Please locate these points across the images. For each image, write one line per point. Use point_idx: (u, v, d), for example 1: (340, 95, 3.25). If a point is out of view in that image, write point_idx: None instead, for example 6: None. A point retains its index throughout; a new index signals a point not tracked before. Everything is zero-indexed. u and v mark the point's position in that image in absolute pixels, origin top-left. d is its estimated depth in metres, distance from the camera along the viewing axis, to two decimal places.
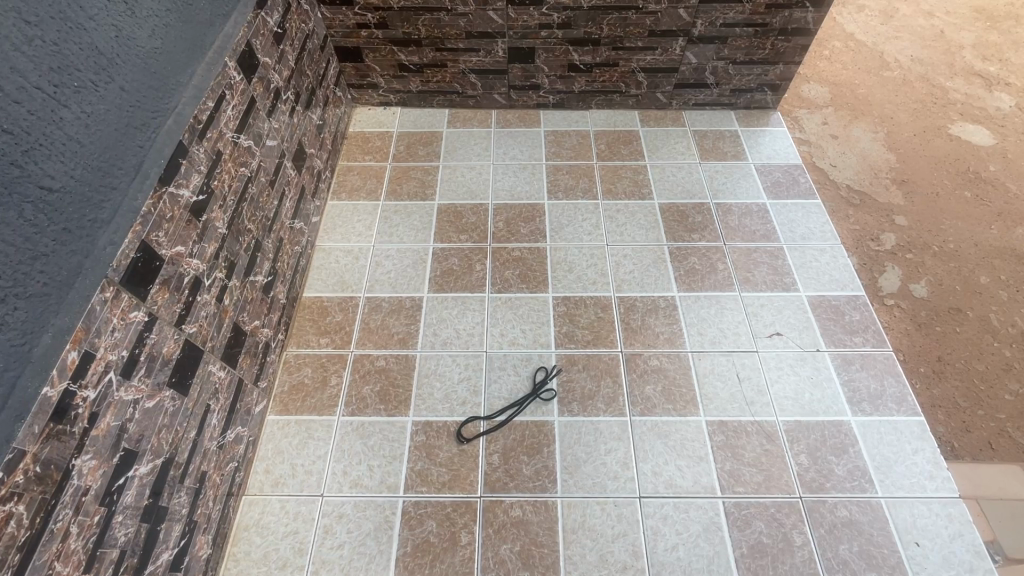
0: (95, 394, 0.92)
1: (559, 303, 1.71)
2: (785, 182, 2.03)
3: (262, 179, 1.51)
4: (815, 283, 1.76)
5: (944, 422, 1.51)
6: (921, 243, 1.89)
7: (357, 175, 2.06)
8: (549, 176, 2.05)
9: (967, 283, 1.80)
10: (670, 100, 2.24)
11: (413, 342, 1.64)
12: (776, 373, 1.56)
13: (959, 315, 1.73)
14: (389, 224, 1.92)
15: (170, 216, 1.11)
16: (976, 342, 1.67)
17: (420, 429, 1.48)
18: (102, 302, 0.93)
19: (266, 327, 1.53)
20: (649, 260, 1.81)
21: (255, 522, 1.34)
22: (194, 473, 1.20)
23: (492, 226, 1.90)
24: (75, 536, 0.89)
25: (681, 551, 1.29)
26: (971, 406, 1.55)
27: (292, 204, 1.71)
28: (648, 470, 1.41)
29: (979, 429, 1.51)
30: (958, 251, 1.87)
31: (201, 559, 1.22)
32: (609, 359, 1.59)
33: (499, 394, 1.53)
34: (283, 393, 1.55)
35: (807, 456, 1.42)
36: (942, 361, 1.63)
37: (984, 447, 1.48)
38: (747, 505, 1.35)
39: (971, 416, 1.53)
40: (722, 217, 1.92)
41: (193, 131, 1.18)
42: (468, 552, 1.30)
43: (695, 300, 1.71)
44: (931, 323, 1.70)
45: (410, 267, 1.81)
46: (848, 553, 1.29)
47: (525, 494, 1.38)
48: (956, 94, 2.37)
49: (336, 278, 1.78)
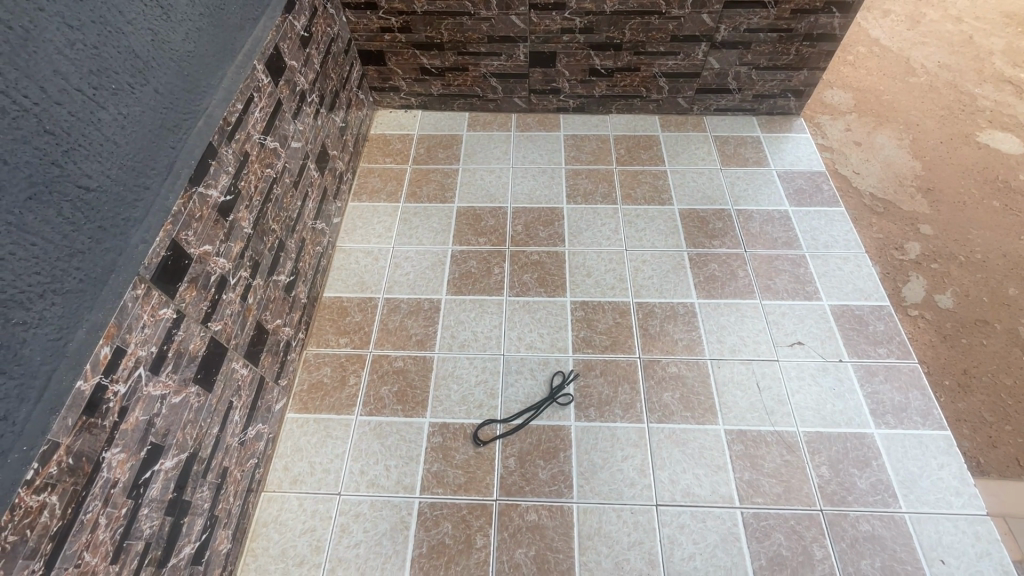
0: (125, 389, 0.95)
1: (576, 308, 1.71)
2: (808, 189, 2.00)
3: (286, 180, 1.54)
4: (838, 292, 1.73)
5: (970, 437, 1.47)
6: (947, 253, 1.85)
7: (377, 177, 2.08)
8: (568, 180, 2.05)
9: (994, 294, 1.76)
10: (691, 105, 2.22)
11: (430, 344, 1.65)
12: (797, 382, 1.54)
13: (986, 327, 1.69)
14: (408, 226, 1.93)
15: (199, 216, 1.13)
16: (1004, 355, 1.63)
17: (436, 430, 1.49)
18: (134, 300, 0.95)
19: (287, 326, 1.54)
20: (668, 266, 1.80)
21: (273, 519, 1.36)
22: (216, 469, 1.22)
23: (511, 230, 1.90)
24: (103, 528, 0.91)
25: (698, 561, 1.28)
26: (997, 420, 1.51)
27: (314, 205, 1.73)
28: (665, 478, 1.39)
29: (1007, 445, 1.47)
30: (985, 262, 1.83)
31: (221, 553, 1.24)
32: (626, 365, 1.58)
33: (515, 398, 1.54)
34: (302, 391, 1.57)
35: (828, 468, 1.40)
36: (969, 374, 1.59)
37: (1011, 463, 1.44)
38: (766, 516, 1.33)
39: (998, 431, 1.49)
40: (743, 224, 1.90)
41: (222, 133, 1.21)
42: (483, 555, 1.30)
43: (714, 307, 1.70)
44: (956, 335, 1.66)
45: (428, 269, 1.82)
46: (870, 568, 1.26)
47: (540, 499, 1.37)
48: (985, 101, 2.32)
49: (356, 279, 1.80)
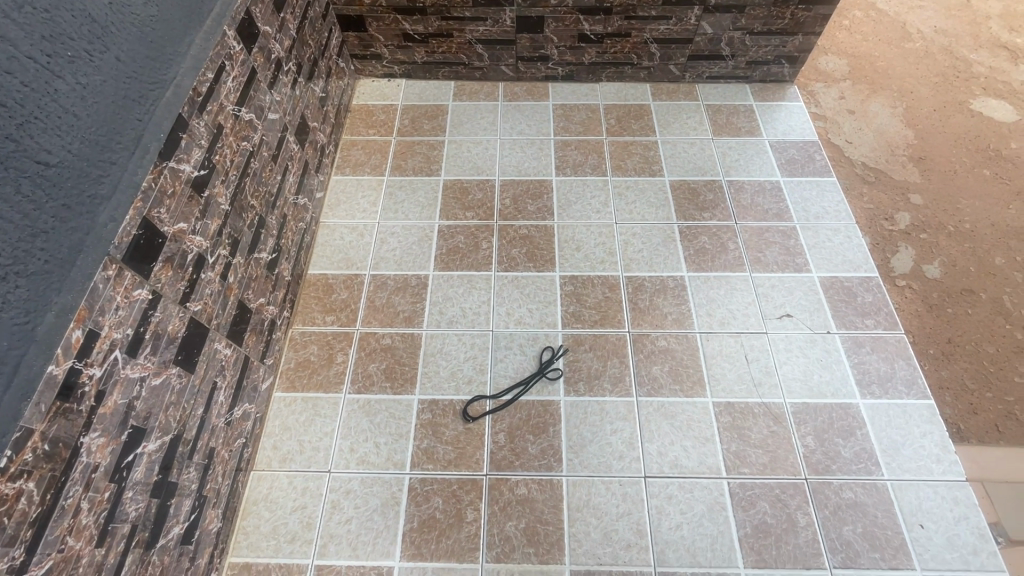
0: (101, 372, 0.92)
1: (566, 282, 1.69)
2: (800, 159, 1.97)
3: (264, 154, 1.48)
4: (827, 263, 1.72)
5: (952, 404, 1.49)
6: (937, 223, 1.85)
7: (361, 149, 2.02)
8: (557, 151, 2.00)
9: (980, 264, 1.76)
10: (683, 72, 2.16)
11: (418, 321, 1.63)
12: (785, 354, 1.54)
13: (972, 296, 1.69)
14: (393, 200, 1.89)
15: (172, 192, 1.09)
16: (987, 324, 1.64)
17: (425, 407, 1.48)
18: (105, 280, 0.92)
19: (271, 305, 1.52)
20: (658, 239, 1.78)
21: (264, 497, 1.36)
22: (202, 450, 1.20)
23: (499, 203, 1.87)
24: (86, 512, 0.90)
25: (685, 530, 1.30)
26: (979, 387, 1.53)
27: (295, 179, 1.68)
28: (654, 450, 1.41)
29: (987, 412, 1.49)
30: (973, 232, 1.83)
31: (212, 532, 1.24)
32: (615, 339, 1.58)
33: (505, 374, 1.53)
34: (290, 370, 1.55)
35: (813, 438, 1.41)
36: (953, 342, 1.60)
37: (990, 429, 1.46)
38: (752, 485, 1.35)
39: (978, 398, 1.51)
40: (734, 195, 1.87)
41: (193, 104, 1.15)
42: (474, 529, 1.31)
43: (704, 279, 1.68)
44: (942, 305, 1.67)
45: (415, 244, 1.78)
46: (851, 534, 1.29)
47: (530, 473, 1.38)
48: (980, 67, 2.28)
49: (341, 255, 1.77)
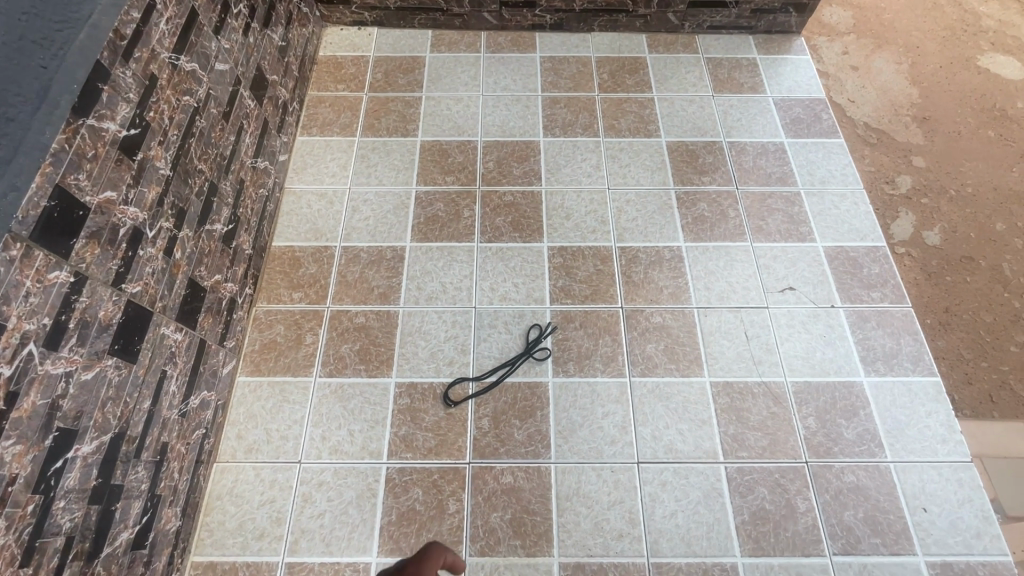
0: (11, 371, 0.78)
1: (554, 254, 1.56)
2: (806, 118, 1.83)
3: (212, 111, 1.30)
4: (833, 232, 1.61)
5: (947, 375, 1.42)
6: (938, 186, 1.74)
7: (328, 107, 1.83)
8: (545, 109, 1.83)
9: (981, 230, 1.66)
10: (682, 21, 1.98)
11: (394, 297, 1.50)
12: (787, 331, 1.45)
13: (971, 264, 1.60)
14: (365, 163, 1.72)
15: (93, 156, 0.92)
16: (986, 292, 1.56)
17: (403, 391, 1.37)
18: (7, 262, 0.77)
19: (230, 282, 1.37)
20: (654, 206, 1.65)
21: (229, 491, 1.26)
22: (152, 446, 1.08)
23: (481, 167, 1.71)
24: (4, 530, 0.78)
25: (679, 518, 1.23)
26: (975, 357, 1.46)
27: (252, 141, 1.50)
28: (647, 434, 1.32)
29: (981, 382, 1.42)
30: (975, 196, 1.73)
31: (169, 532, 1.14)
32: (608, 316, 1.47)
33: (488, 354, 1.42)
34: (254, 352, 1.42)
35: (815, 419, 1.34)
36: (950, 311, 1.52)
37: (984, 399, 1.40)
38: (750, 470, 1.28)
39: (974, 368, 1.44)
40: (735, 158, 1.74)
41: (114, 49, 0.97)
42: (456, 521, 1.23)
43: (702, 250, 1.57)
44: (941, 272, 1.58)
45: (389, 213, 1.63)
46: (853, 520, 1.23)
47: (516, 460, 1.29)
48: (989, 20, 2.12)
49: (309, 225, 1.61)
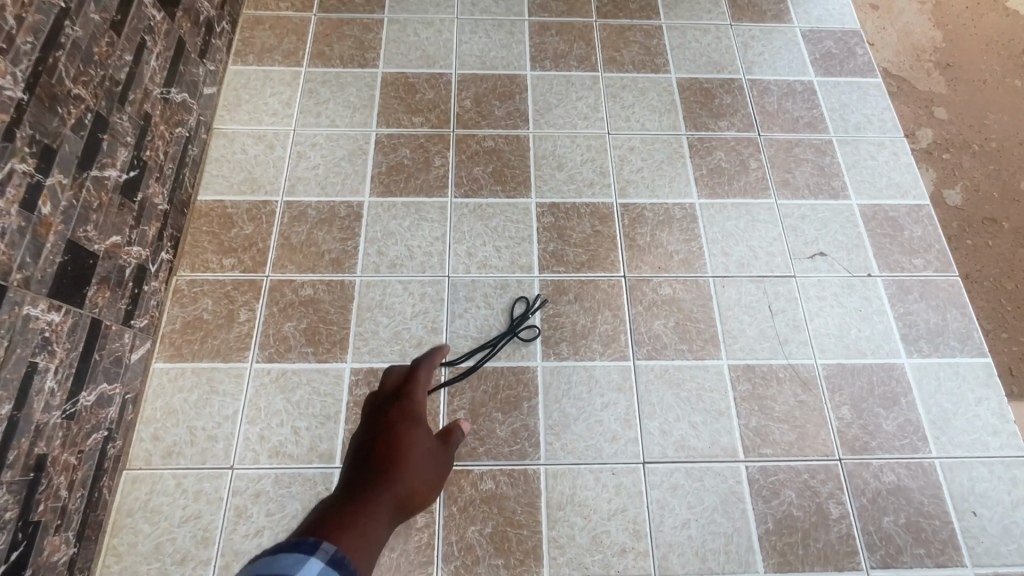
0: None
1: (544, 212, 1.30)
2: (838, 54, 1.56)
3: (94, 17, 0.97)
4: (870, 187, 1.37)
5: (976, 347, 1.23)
6: (961, 140, 1.51)
7: (267, 29, 1.50)
8: (533, 37, 1.52)
9: (1007, 189, 1.44)
10: None
11: (349, 264, 1.23)
12: (817, 305, 1.23)
13: (994, 226, 1.39)
14: (314, 100, 1.41)
15: None
16: (1009, 259, 1.36)
17: (361, 380, 1.13)
18: None
19: (135, 245, 1.08)
20: (662, 155, 1.38)
21: (142, 505, 1.02)
22: (18, 463, 0.83)
23: (456, 106, 1.41)
24: None
25: (692, 529, 1.04)
26: (994, 329, 1.28)
27: (164, 64, 1.17)
28: (654, 428, 1.11)
29: (1001, 356, 1.25)
30: (1002, 150, 1.50)
31: (57, 563, 0.90)
32: (608, 287, 1.23)
33: (465, 334, 1.18)
34: (174, 332, 1.15)
35: (849, 409, 1.14)
36: (969, 278, 1.32)
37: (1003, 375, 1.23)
38: (775, 471, 1.08)
39: (992, 341, 1.27)
40: (757, 98, 1.47)
41: None
42: (425, 537, 1.01)
43: (718, 208, 1.32)
44: (961, 235, 1.38)
45: (342, 161, 1.34)
46: (892, 527, 1.05)
47: (499, 463, 1.07)
48: None
49: (244, 175, 1.31)
